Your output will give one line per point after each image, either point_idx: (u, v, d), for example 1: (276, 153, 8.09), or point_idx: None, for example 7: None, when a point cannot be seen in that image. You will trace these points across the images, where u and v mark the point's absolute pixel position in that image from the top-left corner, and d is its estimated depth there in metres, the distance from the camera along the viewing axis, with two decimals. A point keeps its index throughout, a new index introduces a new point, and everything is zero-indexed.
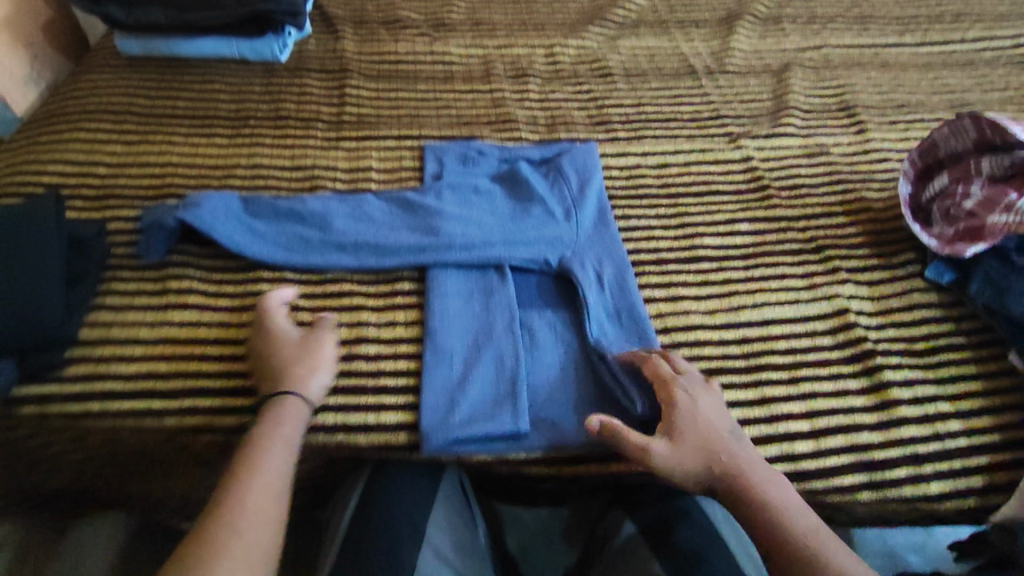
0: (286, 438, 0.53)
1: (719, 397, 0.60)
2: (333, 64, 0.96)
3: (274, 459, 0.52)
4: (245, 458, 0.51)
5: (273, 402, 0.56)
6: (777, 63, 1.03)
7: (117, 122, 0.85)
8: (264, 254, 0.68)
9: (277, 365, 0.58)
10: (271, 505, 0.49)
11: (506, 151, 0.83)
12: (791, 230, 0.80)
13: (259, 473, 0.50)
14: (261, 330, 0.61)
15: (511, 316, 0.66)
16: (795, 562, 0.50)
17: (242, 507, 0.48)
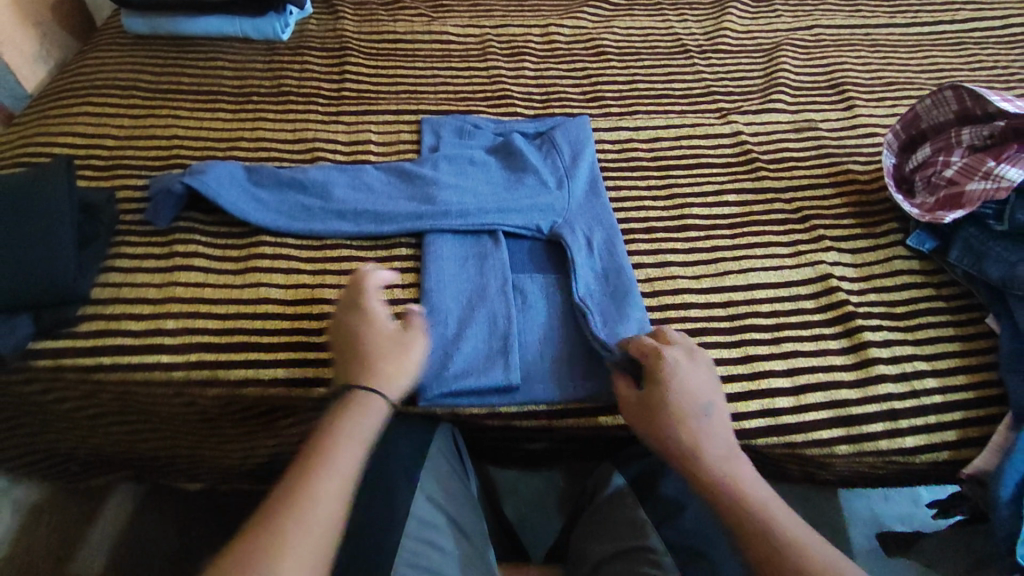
0: (358, 433, 0.51)
1: (706, 370, 0.58)
2: (333, 43, 0.98)
3: (346, 454, 0.50)
4: (317, 447, 0.50)
5: (355, 394, 0.53)
6: (768, 42, 1.05)
7: (124, 97, 0.87)
8: (267, 219, 0.71)
9: (370, 352, 0.55)
10: (338, 504, 0.48)
11: (501, 125, 0.86)
12: (778, 200, 0.82)
13: (328, 467, 0.49)
14: (355, 309, 0.58)
15: (505, 279, 0.68)
16: (747, 539, 0.50)
17: (309, 501, 0.47)
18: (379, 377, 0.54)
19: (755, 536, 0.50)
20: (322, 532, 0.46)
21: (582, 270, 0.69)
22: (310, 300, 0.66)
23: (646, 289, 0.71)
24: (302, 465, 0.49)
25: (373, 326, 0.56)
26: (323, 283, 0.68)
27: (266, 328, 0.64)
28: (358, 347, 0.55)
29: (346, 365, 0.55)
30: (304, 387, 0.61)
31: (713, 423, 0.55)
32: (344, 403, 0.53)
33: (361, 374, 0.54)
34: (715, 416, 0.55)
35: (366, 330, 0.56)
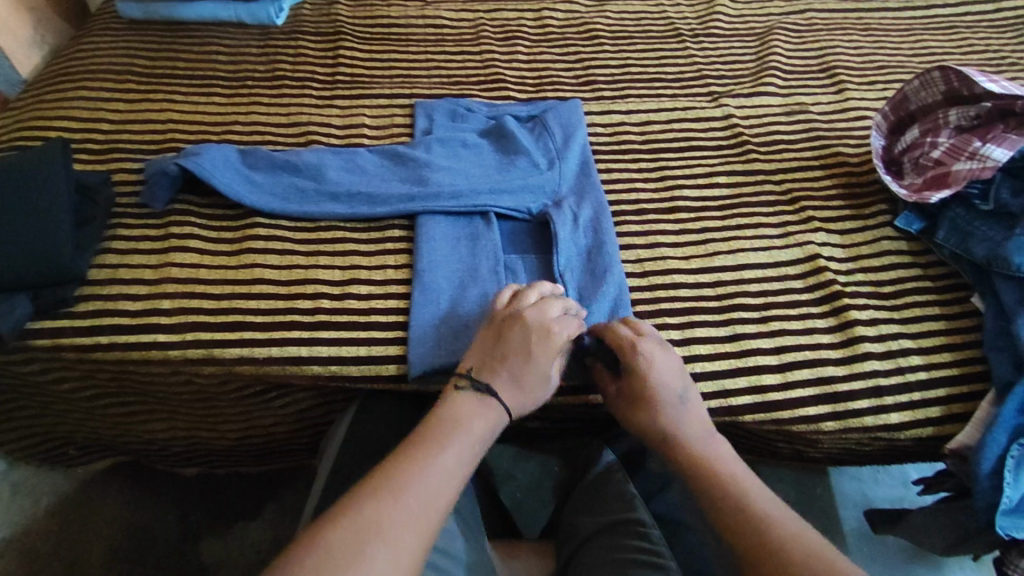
0: (481, 435, 0.52)
1: (676, 357, 0.58)
2: (327, 28, 0.98)
3: (468, 446, 0.51)
4: (441, 432, 0.51)
5: (493, 404, 0.54)
6: (760, 27, 1.06)
7: (119, 82, 0.88)
8: (259, 200, 0.71)
9: (532, 368, 0.55)
10: (451, 478, 0.48)
11: (494, 108, 0.87)
12: (768, 183, 0.82)
13: (450, 453, 0.50)
14: (541, 322, 0.57)
15: (496, 258, 0.69)
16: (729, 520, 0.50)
17: (430, 478, 0.47)
18: (520, 395, 0.55)
19: (730, 513, 0.50)
20: (436, 510, 0.46)
21: (572, 250, 0.71)
22: (302, 280, 0.67)
23: (636, 270, 0.72)
24: (425, 443, 0.50)
25: (548, 349, 0.56)
26: (316, 263, 0.68)
27: (259, 306, 0.64)
28: (526, 355, 0.55)
29: (504, 361, 0.55)
30: (297, 365, 0.62)
31: (690, 409, 0.56)
32: (481, 405, 0.53)
33: (510, 382, 0.55)
34: (691, 402, 0.57)
35: (543, 348, 0.56)
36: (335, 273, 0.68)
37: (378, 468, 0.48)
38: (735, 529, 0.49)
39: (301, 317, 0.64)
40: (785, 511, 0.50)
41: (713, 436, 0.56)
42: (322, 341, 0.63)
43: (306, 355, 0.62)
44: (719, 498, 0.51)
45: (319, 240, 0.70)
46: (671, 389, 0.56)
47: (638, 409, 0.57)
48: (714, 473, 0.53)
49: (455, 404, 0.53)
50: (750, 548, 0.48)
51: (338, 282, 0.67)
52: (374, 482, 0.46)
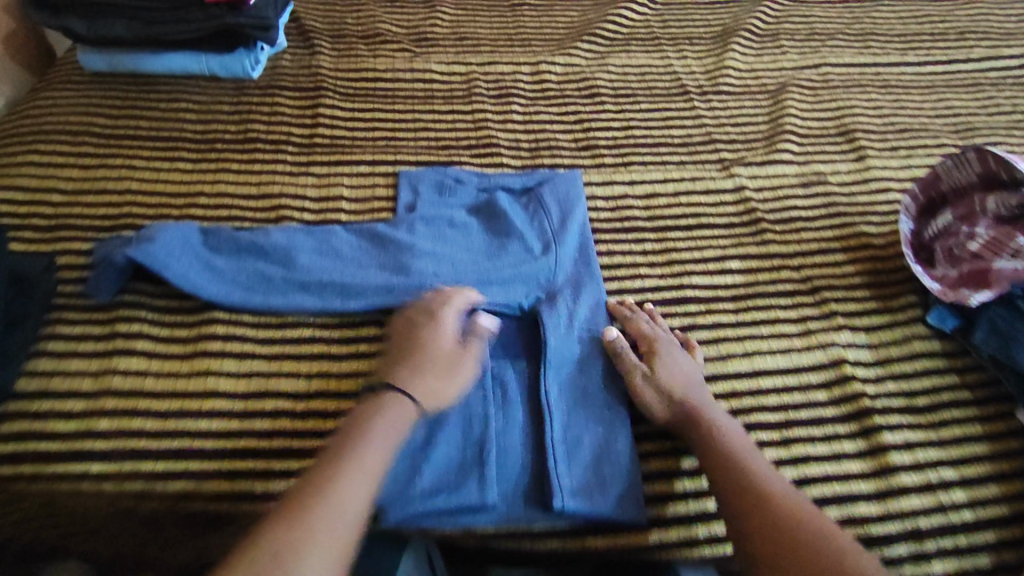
0: (389, 430, 0.51)
1: (700, 361, 0.64)
2: (307, 81, 0.91)
3: (373, 455, 0.49)
4: (340, 450, 0.49)
5: (392, 395, 0.54)
6: (773, 82, 0.98)
7: (75, 143, 0.80)
8: (218, 294, 0.64)
9: (430, 354, 0.57)
10: (364, 481, 0.47)
11: (485, 178, 0.79)
12: (784, 269, 0.75)
13: (353, 468, 0.48)
14: (431, 313, 0.60)
15: (483, 366, 0.61)
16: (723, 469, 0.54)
17: (336, 486, 0.46)
18: (423, 382, 0.55)
19: (729, 475, 0.53)
20: (346, 521, 0.45)
21: (564, 353, 0.63)
22: (263, 392, 0.60)
23: None
24: (328, 465, 0.48)
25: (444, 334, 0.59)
26: (279, 370, 0.61)
27: (211, 427, 0.57)
28: (420, 346, 0.58)
29: (398, 359, 0.57)
30: (252, 502, 0.54)
31: (706, 396, 0.60)
32: (379, 402, 0.54)
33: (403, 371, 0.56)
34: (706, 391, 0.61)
35: (436, 333, 0.59)
36: (302, 381, 0.61)
37: (273, 508, 0.45)
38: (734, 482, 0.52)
39: (259, 440, 0.57)
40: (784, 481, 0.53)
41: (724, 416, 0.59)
42: (281, 473, 0.55)
43: (263, 491, 0.54)
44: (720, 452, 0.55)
45: (283, 341, 0.63)
46: (689, 373, 0.62)
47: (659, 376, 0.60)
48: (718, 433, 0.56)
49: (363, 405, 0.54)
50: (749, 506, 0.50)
51: (303, 395, 0.60)
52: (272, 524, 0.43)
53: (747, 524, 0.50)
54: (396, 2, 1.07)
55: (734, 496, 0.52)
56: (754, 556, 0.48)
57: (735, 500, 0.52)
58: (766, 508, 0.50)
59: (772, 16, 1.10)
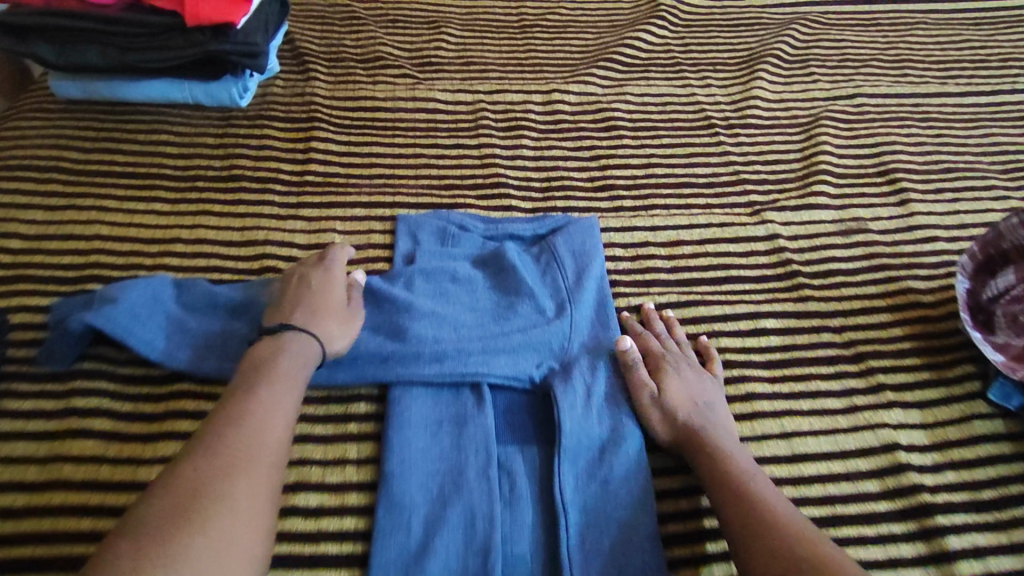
0: (297, 363, 0.51)
1: (718, 381, 0.60)
2: (300, 111, 0.84)
3: (287, 387, 0.49)
4: (248, 387, 0.48)
5: (298, 332, 0.53)
6: (805, 114, 0.91)
7: (41, 180, 0.73)
8: (190, 363, 0.57)
9: (324, 296, 0.57)
10: (278, 420, 0.47)
11: (493, 225, 0.72)
12: (824, 332, 0.68)
13: (268, 398, 0.47)
14: (317, 263, 0.61)
15: (487, 454, 0.54)
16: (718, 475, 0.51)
17: (250, 422, 0.45)
18: (325, 323, 0.55)
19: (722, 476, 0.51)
20: (266, 462, 0.44)
21: (581, 436, 0.55)
22: None
23: (667, 463, 0.58)
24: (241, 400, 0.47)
25: (339, 281, 0.60)
26: None
27: None
28: (314, 290, 0.57)
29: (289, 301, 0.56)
30: None
31: (711, 414, 0.57)
32: (281, 342, 0.52)
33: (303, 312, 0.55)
34: (713, 407, 0.57)
35: (330, 279, 0.59)
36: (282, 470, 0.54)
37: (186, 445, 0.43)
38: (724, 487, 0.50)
39: None
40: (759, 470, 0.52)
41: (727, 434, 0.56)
42: None
43: None
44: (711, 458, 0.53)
45: None
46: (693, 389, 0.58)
47: (670, 394, 0.57)
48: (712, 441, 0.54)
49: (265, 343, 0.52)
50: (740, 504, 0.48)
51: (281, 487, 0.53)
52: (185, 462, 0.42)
53: (733, 523, 0.48)
54: (397, 22, 1.00)
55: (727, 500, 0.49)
56: (739, 550, 0.46)
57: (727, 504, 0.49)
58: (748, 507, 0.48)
59: (802, 40, 1.02)
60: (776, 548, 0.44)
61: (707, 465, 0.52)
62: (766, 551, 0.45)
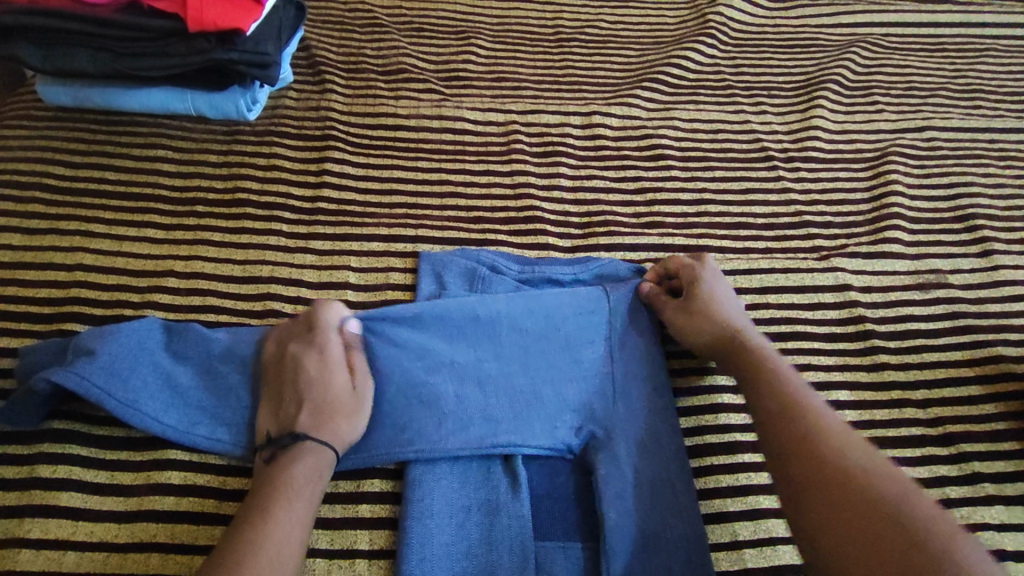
0: (311, 470, 0.44)
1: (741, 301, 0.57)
2: (314, 126, 0.76)
3: (301, 493, 0.43)
4: (269, 491, 0.43)
5: (304, 442, 0.45)
6: (870, 148, 0.82)
7: (22, 198, 0.65)
8: (178, 428, 0.49)
9: (321, 385, 0.48)
10: (301, 530, 0.41)
11: (528, 267, 0.63)
12: (906, 405, 0.59)
13: (279, 512, 0.41)
14: (304, 336, 0.51)
15: (524, 554, 0.45)
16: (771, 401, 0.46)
17: (273, 535, 0.40)
18: (330, 424, 0.47)
19: (771, 421, 0.45)
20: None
21: (634, 532, 0.46)
22: None
23: (735, 565, 0.49)
24: (247, 516, 0.41)
25: (336, 357, 0.50)
26: None
27: None
28: (308, 379, 0.48)
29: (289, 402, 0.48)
30: None
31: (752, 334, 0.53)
32: (294, 447, 0.45)
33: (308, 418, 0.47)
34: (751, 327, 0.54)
35: (325, 359, 0.49)
36: None
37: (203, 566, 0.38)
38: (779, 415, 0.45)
39: None
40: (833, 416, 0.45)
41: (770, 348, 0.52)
42: None
43: None
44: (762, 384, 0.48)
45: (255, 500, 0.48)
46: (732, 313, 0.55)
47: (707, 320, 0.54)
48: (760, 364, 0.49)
49: (271, 456, 0.46)
50: (796, 459, 0.42)
51: None
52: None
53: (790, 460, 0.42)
54: (423, 31, 0.92)
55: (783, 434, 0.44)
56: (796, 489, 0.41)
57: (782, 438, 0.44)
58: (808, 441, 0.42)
59: (863, 64, 0.93)
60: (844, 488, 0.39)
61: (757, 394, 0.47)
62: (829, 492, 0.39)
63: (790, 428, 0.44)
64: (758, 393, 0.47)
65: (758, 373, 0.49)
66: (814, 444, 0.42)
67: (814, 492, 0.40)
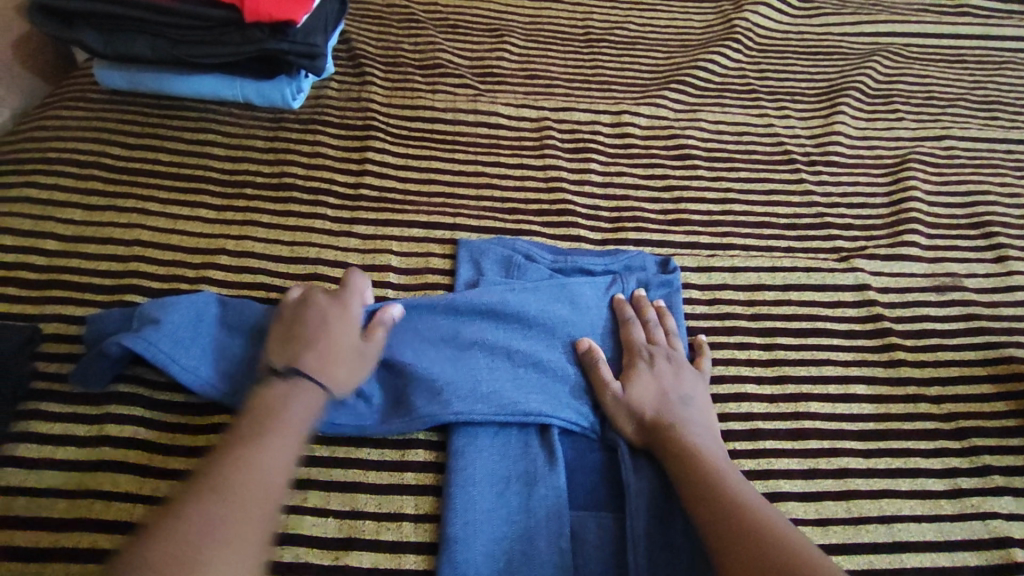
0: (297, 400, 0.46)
1: (690, 371, 0.56)
2: (356, 117, 0.79)
3: (287, 424, 0.44)
4: (258, 416, 0.44)
5: (307, 380, 0.47)
6: (891, 155, 0.85)
7: (82, 175, 0.69)
8: (212, 376, 0.51)
9: (337, 334, 0.51)
10: (289, 448, 0.43)
11: (561, 257, 0.66)
12: (921, 400, 0.62)
13: (267, 435, 0.43)
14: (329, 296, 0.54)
15: (560, 520, 0.48)
16: (685, 467, 0.48)
17: (261, 451, 0.41)
18: (335, 366, 0.49)
19: (689, 481, 0.47)
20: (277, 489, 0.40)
21: (663, 504, 0.49)
22: (280, 534, 0.47)
23: None
24: (237, 442, 0.42)
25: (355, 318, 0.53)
26: (301, 505, 0.49)
27: None
28: (326, 326, 0.51)
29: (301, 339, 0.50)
30: None
31: (684, 413, 0.52)
32: (295, 384, 0.47)
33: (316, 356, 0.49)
34: (691, 404, 0.54)
35: (346, 317, 0.53)
36: (334, 522, 0.48)
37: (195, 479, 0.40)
38: (697, 477, 0.47)
39: None
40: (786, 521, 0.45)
41: (695, 426, 0.52)
42: None
43: None
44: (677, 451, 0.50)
45: (306, 464, 0.50)
46: (670, 388, 0.54)
47: (636, 395, 0.53)
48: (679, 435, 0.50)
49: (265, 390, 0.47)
50: (717, 522, 0.44)
51: (331, 545, 0.47)
52: (164, 515, 0.37)
53: (709, 517, 0.45)
54: (458, 28, 0.95)
55: (699, 493, 0.46)
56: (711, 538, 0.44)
57: (698, 497, 0.46)
58: (722, 500, 0.45)
59: (885, 73, 0.96)
60: (753, 539, 0.42)
61: (673, 460, 0.49)
62: (741, 540, 0.42)
63: (709, 489, 0.46)
64: (672, 458, 0.49)
65: (679, 443, 0.50)
66: (728, 501, 0.45)
67: (726, 541, 0.43)
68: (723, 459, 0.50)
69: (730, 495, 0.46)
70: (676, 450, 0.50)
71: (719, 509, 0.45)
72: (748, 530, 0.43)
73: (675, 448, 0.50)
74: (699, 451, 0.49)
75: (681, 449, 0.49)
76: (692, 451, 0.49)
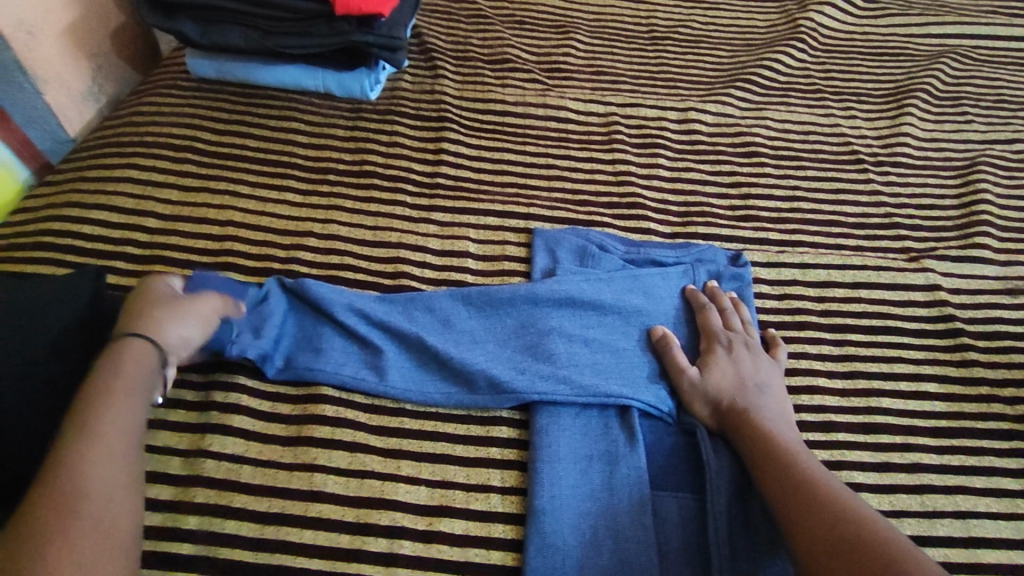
0: (128, 368, 0.45)
1: (766, 359, 0.57)
2: (430, 109, 0.82)
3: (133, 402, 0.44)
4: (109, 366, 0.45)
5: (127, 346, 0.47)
6: (961, 157, 0.84)
7: (177, 159, 0.72)
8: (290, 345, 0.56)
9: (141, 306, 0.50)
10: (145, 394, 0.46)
11: (634, 248, 0.68)
12: (995, 401, 0.62)
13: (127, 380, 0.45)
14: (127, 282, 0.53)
15: (641, 497, 0.49)
16: (761, 450, 0.50)
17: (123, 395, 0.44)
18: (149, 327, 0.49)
19: (765, 464, 0.49)
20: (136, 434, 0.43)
21: (741, 484, 0.51)
22: (377, 499, 0.49)
23: None
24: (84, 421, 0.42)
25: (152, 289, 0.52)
26: (394, 472, 0.51)
27: (315, 540, 0.47)
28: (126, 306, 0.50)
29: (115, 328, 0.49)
30: None
31: (759, 399, 0.53)
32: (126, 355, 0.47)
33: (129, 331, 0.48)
34: (767, 390, 0.54)
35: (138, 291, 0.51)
36: (425, 490, 0.50)
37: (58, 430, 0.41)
38: (772, 460, 0.49)
39: (372, 566, 0.47)
40: (872, 511, 0.45)
41: (771, 412, 0.53)
42: None
43: None
44: (753, 435, 0.51)
45: (397, 435, 0.53)
46: (745, 374, 0.55)
47: (711, 380, 0.54)
48: (754, 419, 0.52)
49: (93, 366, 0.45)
50: (792, 504, 0.46)
51: (423, 511, 0.49)
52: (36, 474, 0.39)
53: (782, 498, 0.46)
54: (525, 24, 0.97)
55: (774, 476, 0.48)
56: (784, 517, 0.45)
57: (773, 479, 0.48)
58: (797, 483, 0.47)
59: (954, 75, 0.95)
60: (827, 520, 0.43)
61: (747, 443, 0.51)
62: (815, 520, 0.44)
63: (785, 472, 0.48)
64: (746, 441, 0.51)
65: (754, 428, 0.51)
66: (803, 484, 0.46)
67: (798, 520, 0.44)
68: (800, 444, 0.51)
69: (805, 479, 0.47)
70: (752, 436, 0.51)
71: (794, 490, 0.46)
72: (822, 512, 0.44)
73: (751, 432, 0.51)
74: (774, 434, 0.51)
75: (757, 433, 0.51)
76: (769, 435, 0.50)
